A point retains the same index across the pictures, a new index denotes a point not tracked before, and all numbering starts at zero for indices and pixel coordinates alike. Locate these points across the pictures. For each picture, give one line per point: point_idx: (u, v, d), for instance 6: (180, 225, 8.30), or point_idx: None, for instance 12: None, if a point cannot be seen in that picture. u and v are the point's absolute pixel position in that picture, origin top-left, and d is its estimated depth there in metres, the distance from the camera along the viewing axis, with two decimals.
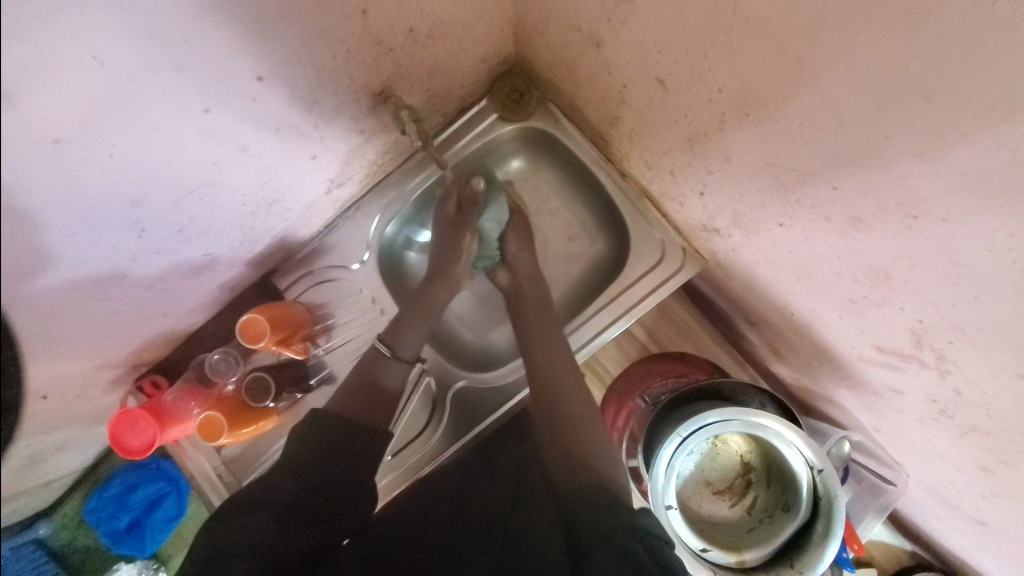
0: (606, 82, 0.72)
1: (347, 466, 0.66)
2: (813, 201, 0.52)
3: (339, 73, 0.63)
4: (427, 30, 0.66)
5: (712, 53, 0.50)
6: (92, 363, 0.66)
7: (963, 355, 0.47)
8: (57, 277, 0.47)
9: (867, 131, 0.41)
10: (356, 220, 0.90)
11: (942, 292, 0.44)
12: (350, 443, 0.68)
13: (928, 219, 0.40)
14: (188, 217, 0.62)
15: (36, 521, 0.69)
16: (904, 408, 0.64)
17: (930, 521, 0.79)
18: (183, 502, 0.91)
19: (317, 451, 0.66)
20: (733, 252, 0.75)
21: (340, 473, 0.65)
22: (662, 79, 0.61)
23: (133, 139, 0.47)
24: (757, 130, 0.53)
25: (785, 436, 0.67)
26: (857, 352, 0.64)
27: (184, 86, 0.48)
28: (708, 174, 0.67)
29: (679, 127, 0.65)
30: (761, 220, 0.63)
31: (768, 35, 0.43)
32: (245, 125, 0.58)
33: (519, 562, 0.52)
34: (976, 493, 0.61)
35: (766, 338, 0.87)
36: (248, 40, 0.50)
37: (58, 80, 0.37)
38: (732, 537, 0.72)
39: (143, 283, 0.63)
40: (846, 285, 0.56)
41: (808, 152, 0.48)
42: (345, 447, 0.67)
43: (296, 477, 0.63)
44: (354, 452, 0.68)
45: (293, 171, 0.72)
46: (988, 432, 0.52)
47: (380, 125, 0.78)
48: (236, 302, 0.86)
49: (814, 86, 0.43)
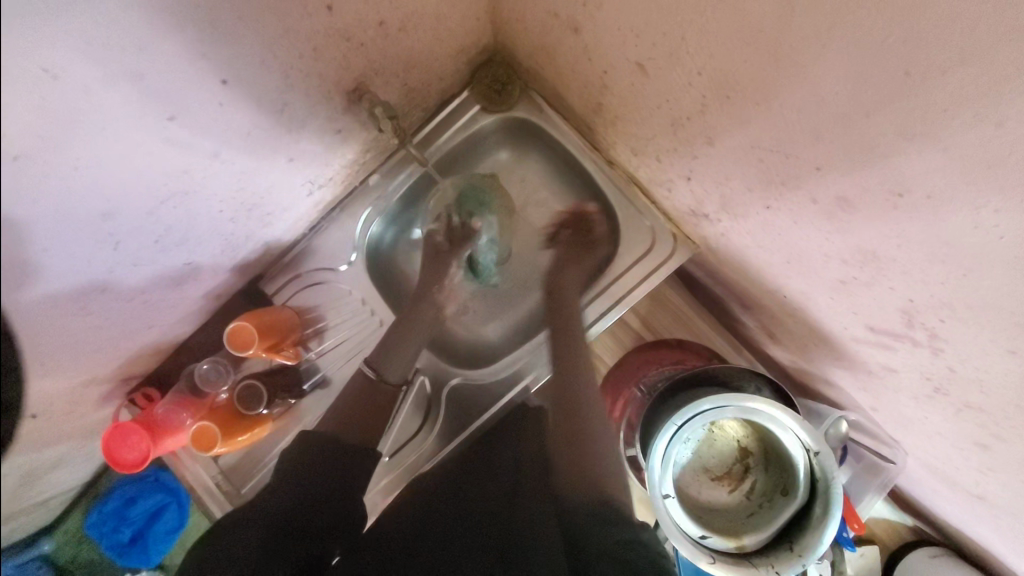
0: (585, 69, 0.70)
1: (343, 489, 0.67)
2: (799, 184, 0.51)
3: (310, 72, 0.62)
4: (397, 23, 0.65)
5: (689, 36, 0.48)
6: (79, 379, 0.65)
7: (955, 332, 0.47)
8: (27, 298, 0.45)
9: (847, 110, 0.39)
10: (341, 221, 0.89)
11: (931, 270, 0.43)
12: (346, 465, 0.69)
13: (912, 197, 0.39)
14: (164, 226, 0.60)
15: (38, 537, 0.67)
16: (898, 386, 0.64)
17: (928, 495, 0.79)
18: (183, 514, 0.93)
19: (313, 472, 0.66)
20: (722, 238, 0.74)
21: (339, 492, 0.66)
22: (641, 64, 0.59)
23: (97, 151, 0.45)
24: (738, 112, 0.51)
25: (780, 419, 0.67)
26: (850, 333, 0.64)
27: (147, 97, 0.47)
28: (693, 159, 0.66)
29: (661, 113, 0.63)
30: (748, 205, 0.62)
31: (742, 14, 0.41)
32: (213, 132, 0.57)
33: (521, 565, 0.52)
34: (973, 468, 0.61)
35: (759, 321, 0.87)
36: (212, 42, 0.48)
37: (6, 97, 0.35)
38: (732, 523, 0.72)
39: (124, 295, 0.62)
40: (835, 266, 0.55)
41: (790, 135, 0.47)
42: (340, 469, 0.69)
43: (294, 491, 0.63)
44: (346, 471, 0.69)
45: (270, 175, 0.71)
46: (982, 408, 0.52)
47: (356, 123, 0.77)
48: (222, 311, 0.85)
49: (791, 66, 0.41)
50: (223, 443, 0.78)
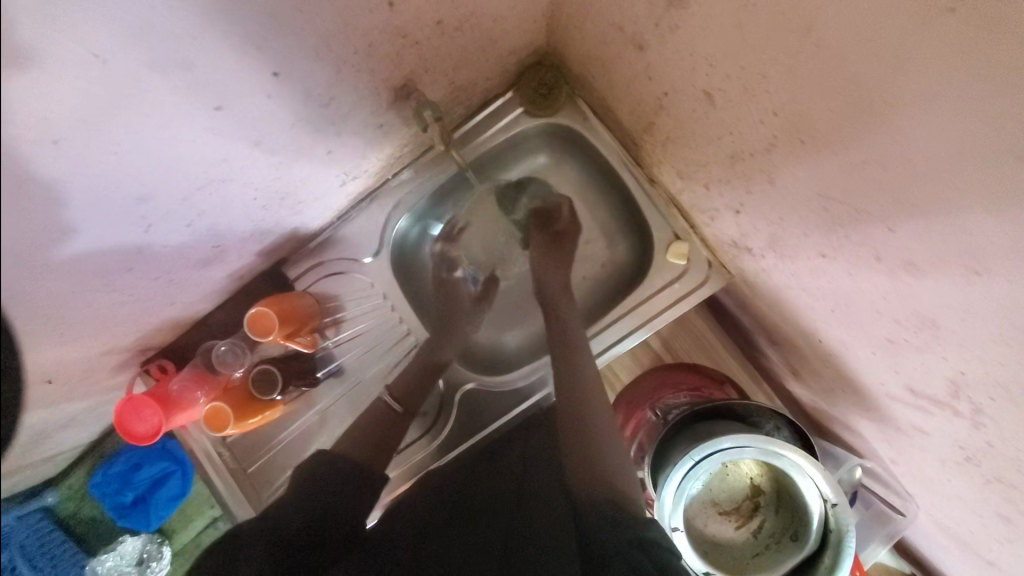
0: (644, 86, 0.67)
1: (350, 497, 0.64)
2: (863, 240, 0.48)
3: (361, 67, 0.59)
4: (455, 22, 0.62)
5: (772, 75, 0.46)
6: (99, 347, 0.65)
7: (1004, 413, 0.45)
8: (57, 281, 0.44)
9: (940, 182, 0.37)
10: (370, 212, 0.87)
11: (993, 351, 0.41)
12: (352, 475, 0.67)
13: (992, 278, 0.37)
14: (197, 211, 0.59)
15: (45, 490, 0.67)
16: (926, 448, 0.62)
17: (934, 550, 0.78)
18: (186, 482, 0.96)
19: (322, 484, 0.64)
20: (762, 273, 0.72)
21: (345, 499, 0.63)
22: (709, 93, 0.56)
23: (138, 136, 0.43)
24: (811, 159, 0.49)
25: (802, 466, 0.66)
26: (886, 389, 0.62)
27: (192, 86, 0.44)
28: (747, 194, 0.63)
29: (721, 143, 0.61)
30: (799, 249, 0.60)
31: (840, 65, 0.39)
32: (257, 122, 0.55)
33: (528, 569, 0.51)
34: (993, 539, 0.60)
35: (786, 358, 0.85)
36: (266, 32, 0.46)
37: (53, 81, 0.34)
38: (737, 561, 0.72)
39: (149, 276, 0.61)
40: (886, 324, 0.53)
41: (867, 192, 0.44)
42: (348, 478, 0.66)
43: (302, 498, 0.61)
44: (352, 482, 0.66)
45: (307, 166, 0.69)
46: (1014, 487, 0.50)
47: (399, 118, 0.74)
48: (246, 291, 0.84)
49: (886, 127, 0.38)
50: (235, 424, 0.78)
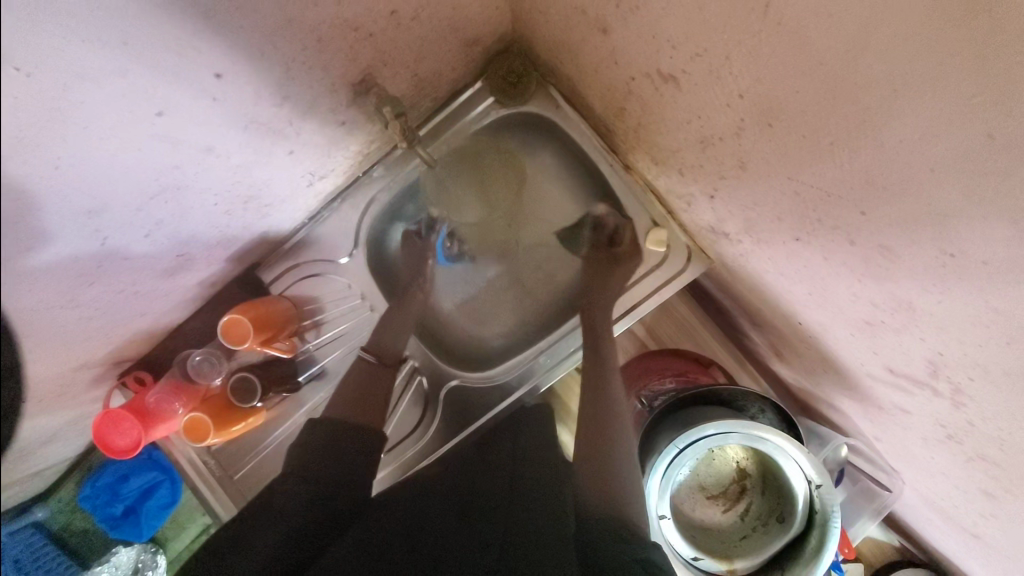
0: (611, 71, 0.65)
1: (350, 473, 0.63)
2: (835, 224, 0.47)
3: (314, 62, 0.57)
4: (411, 11, 0.60)
5: (735, 56, 0.44)
6: (72, 366, 0.63)
7: (984, 392, 0.44)
8: (29, 303, 0.43)
9: (908, 164, 0.35)
10: (342, 212, 0.85)
11: (972, 331, 0.40)
12: (352, 450, 0.65)
13: (965, 260, 0.36)
14: (155, 220, 0.56)
15: (39, 502, 0.65)
16: (909, 426, 0.61)
17: (921, 523, 0.79)
18: (177, 490, 0.87)
19: (320, 459, 0.63)
20: (741, 257, 0.72)
21: (344, 478, 0.62)
22: (675, 76, 0.54)
23: (80, 149, 0.42)
24: (779, 141, 0.47)
25: (786, 450, 0.66)
26: (866, 369, 0.61)
27: (132, 92, 0.43)
28: (720, 180, 0.62)
29: (690, 129, 0.59)
30: (775, 232, 0.59)
31: (800, 43, 0.37)
32: (207, 125, 0.53)
33: (515, 556, 0.51)
34: (975, 511, 0.59)
35: (767, 339, 0.85)
36: (205, 31, 0.44)
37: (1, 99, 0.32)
38: (724, 544, 0.72)
39: (113, 290, 0.58)
40: (863, 307, 0.52)
41: (835, 175, 0.43)
42: (347, 452, 0.65)
43: (302, 482, 0.59)
44: (354, 457, 0.65)
45: (269, 167, 0.67)
46: (996, 463, 0.50)
47: (362, 114, 0.73)
48: (219, 299, 0.82)
49: (849, 105, 0.37)
50: (217, 433, 0.77)
